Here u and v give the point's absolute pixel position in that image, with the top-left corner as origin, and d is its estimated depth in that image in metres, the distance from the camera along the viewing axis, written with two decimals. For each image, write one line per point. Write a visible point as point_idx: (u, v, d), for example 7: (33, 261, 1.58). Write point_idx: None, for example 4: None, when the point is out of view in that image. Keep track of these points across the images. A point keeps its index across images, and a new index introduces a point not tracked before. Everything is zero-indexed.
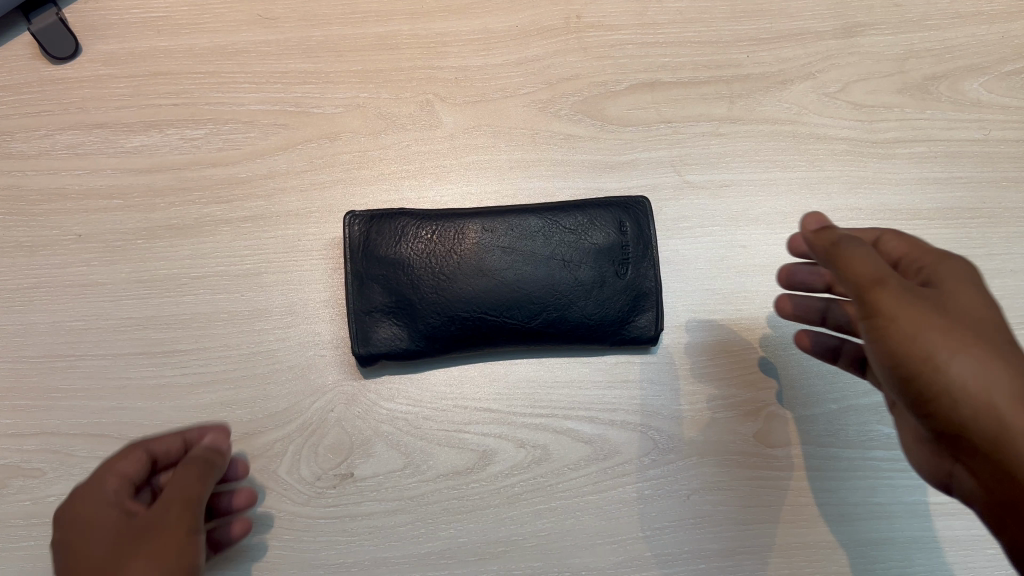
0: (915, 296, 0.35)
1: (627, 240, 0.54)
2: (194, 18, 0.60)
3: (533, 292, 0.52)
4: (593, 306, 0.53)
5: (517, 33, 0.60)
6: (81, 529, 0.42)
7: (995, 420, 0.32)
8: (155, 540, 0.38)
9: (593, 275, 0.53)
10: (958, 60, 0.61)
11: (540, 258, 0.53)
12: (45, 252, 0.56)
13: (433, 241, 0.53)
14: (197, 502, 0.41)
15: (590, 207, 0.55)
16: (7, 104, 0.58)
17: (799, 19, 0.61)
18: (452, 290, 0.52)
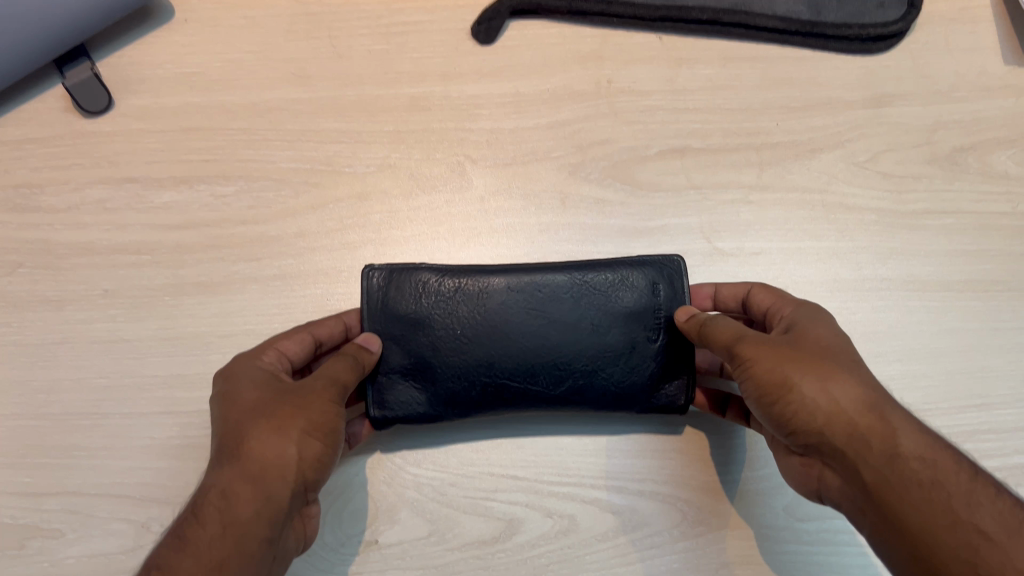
0: (771, 339, 0.44)
1: (658, 303, 0.53)
2: (227, 75, 0.60)
3: (562, 357, 0.51)
4: (621, 373, 0.52)
5: (548, 97, 0.61)
6: (234, 376, 0.46)
7: (844, 424, 0.40)
8: (302, 400, 0.43)
9: (620, 340, 0.52)
10: (987, 133, 0.61)
11: (570, 321, 0.52)
12: (70, 306, 0.56)
13: (455, 299, 0.52)
14: (351, 377, 0.46)
15: (621, 267, 0.53)
16: (38, 157, 0.58)
17: (828, 88, 0.62)
18: (473, 350, 0.51)
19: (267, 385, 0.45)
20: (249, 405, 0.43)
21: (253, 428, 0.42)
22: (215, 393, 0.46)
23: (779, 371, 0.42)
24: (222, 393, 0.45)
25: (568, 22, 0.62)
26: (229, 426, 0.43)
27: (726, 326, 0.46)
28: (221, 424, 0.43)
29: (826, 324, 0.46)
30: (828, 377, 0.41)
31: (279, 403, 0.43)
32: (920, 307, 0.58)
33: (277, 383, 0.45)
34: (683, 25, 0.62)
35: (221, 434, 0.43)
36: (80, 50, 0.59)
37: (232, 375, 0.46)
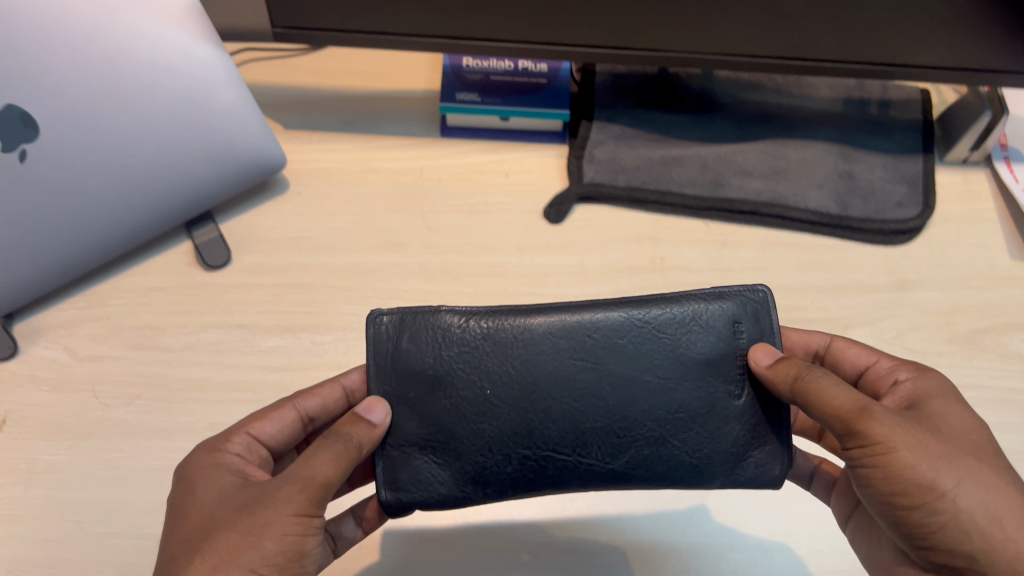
0: (901, 421, 0.45)
1: (737, 344, 0.51)
2: (330, 239, 0.70)
3: (631, 415, 0.49)
4: (703, 437, 0.49)
5: (608, 269, 0.68)
6: (200, 478, 0.47)
7: (996, 539, 0.42)
8: (254, 523, 0.42)
9: (699, 395, 0.50)
10: (1000, 318, 0.66)
11: (641, 371, 0.50)
12: (178, 436, 0.61)
13: (484, 351, 0.50)
14: (329, 478, 0.45)
15: (692, 302, 0.51)
16: (163, 304, 0.67)
17: (855, 273, 0.69)
18: (500, 415, 0.49)
19: (227, 497, 0.45)
20: (200, 526, 0.43)
21: (198, 560, 0.41)
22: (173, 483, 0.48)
23: (921, 474, 0.43)
24: (182, 495, 0.46)
25: (626, 206, 0.72)
26: (181, 553, 0.42)
27: (849, 395, 0.45)
28: (177, 544, 0.43)
29: (953, 401, 0.49)
30: (982, 486, 0.43)
31: (234, 522, 0.42)
32: None
33: (238, 494, 0.45)
34: (726, 212, 0.71)
35: (173, 553, 0.43)
36: (206, 213, 0.71)
37: (199, 483, 0.46)
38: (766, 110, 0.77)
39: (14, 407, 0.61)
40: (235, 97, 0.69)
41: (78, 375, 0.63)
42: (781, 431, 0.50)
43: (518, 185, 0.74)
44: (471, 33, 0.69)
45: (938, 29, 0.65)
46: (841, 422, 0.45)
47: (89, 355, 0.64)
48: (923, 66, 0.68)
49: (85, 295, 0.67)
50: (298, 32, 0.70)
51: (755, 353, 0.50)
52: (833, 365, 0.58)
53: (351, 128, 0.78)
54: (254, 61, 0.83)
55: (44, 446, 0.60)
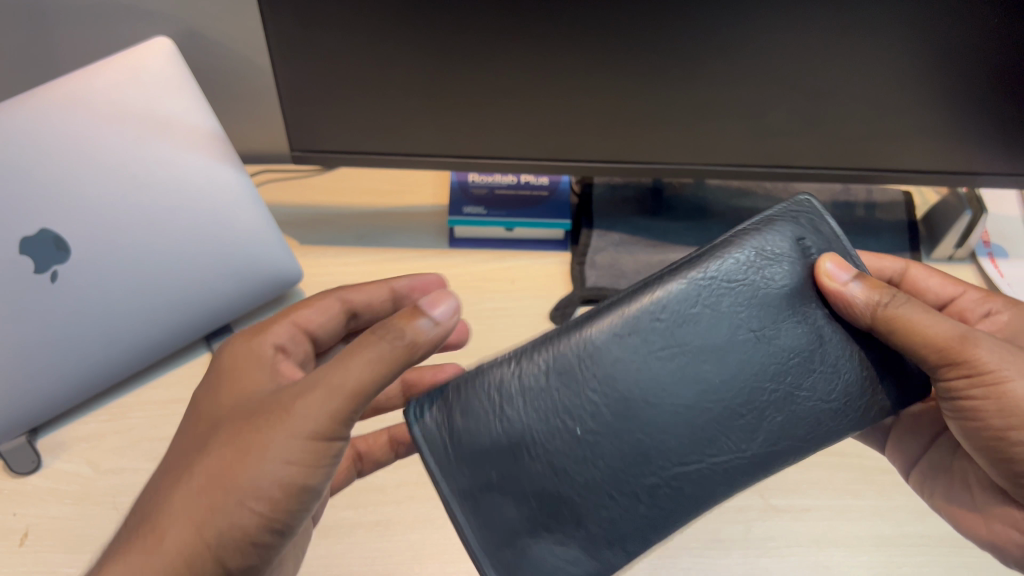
0: (994, 345, 0.49)
1: (809, 261, 0.49)
2: None
3: (745, 389, 0.47)
4: (826, 381, 0.48)
5: None
6: (231, 378, 0.48)
7: None
8: (267, 434, 0.42)
9: (800, 338, 0.48)
10: None
11: (734, 332, 0.47)
12: None
13: (552, 385, 0.46)
14: (357, 385, 0.42)
15: (756, 234, 0.49)
16: (182, 415, 0.68)
17: None
18: (609, 448, 0.46)
19: (240, 405, 0.45)
20: (202, 437, 0.44)
21: (192, 478, 0.42)
22: (212, 371, 0.50)
23: None
24: (220, 385, 0.48)
25: None
26: (196, 449, 0.44)
27: (945, 323, 0.48)
28: (197, 436, 0.45)
29: None
30: None
31: (235, 433, 0.43)
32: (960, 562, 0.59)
33: (252, 402, 0.45)
34: None
35: (190, 444, 0.45)
36: (224, 325, 0.74)
37: (236, 381, 0.48)
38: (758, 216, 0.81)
39: (37, 521, 0.61)
40: (255, 218, 0.73)
41: (100, 487, 0.63)
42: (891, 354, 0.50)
43: (523, 290, 0.77)
44: (476, 151, 0.74)
45: (917, 134, 0.70)
46: (938, 352, 0.47)
47: (110, 467, 0.65)
48: (906, 170, 0.72)
49: (108, 408, 0.69)
50: (313, 155, 0.74)
51: (823, 262, 0.48)
52: (913, 287, 0.65)
53: (364, 243, 0.82)
54: (271, 181, 0.88)
55: (67, 559, 0.59)
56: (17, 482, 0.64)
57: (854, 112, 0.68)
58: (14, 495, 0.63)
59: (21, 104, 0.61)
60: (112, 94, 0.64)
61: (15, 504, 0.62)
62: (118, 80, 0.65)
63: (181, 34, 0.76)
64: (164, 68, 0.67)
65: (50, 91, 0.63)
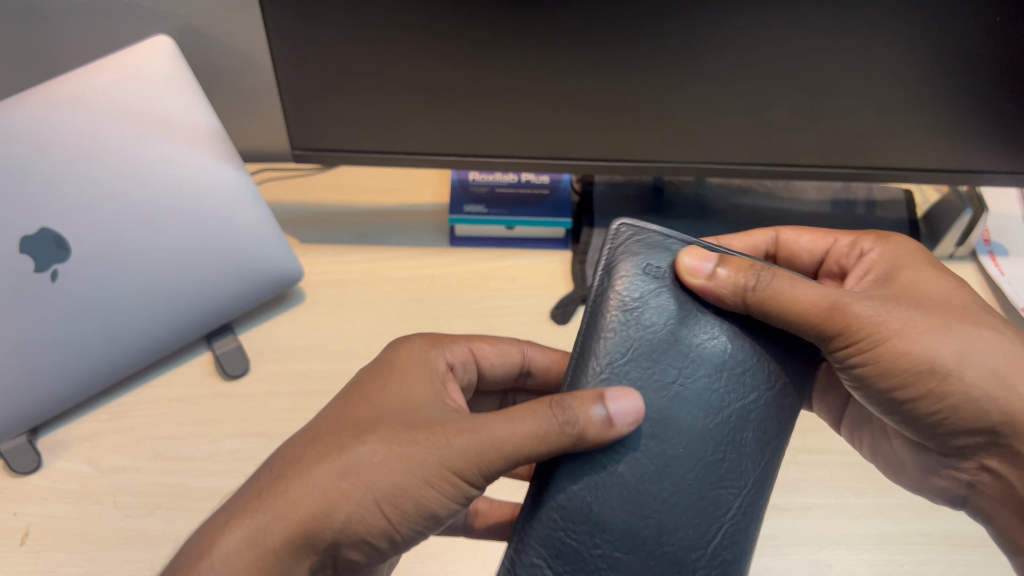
0: (863, 304, 0.50)
1: (670, 284, 0.48)
2: (344, 345, 0.73)
3: (715, 443, 0.45)
4: (760, 374, 0.47)
5: None
6: (398, 379, 0.47)
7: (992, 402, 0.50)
8: (418, 453, 0.41)
9: (715, 357, 0.46)
10: None
11: (671, 398, 0.45)
12: None
13: (562, 560, 0.43)
14: (511, 451, 0.41)
15: (612, 293, 0.47)
16: (183, 414, 0.68)
17: None
18: (641, 571, 0.43)
19: (401, 411, 0.44)
20: (358, 423, 0.43)
21: (333, 464, 0.41)
22: (379, 361, 0.50)
23: (919, 356, 0.50)
24: (387, 377, 0.47)
25: None
26: (342, 434, 0.43)
27: (818, 290, 0.49)
28: (349, 421, 0.44)
29: (922, 268, 0.55)
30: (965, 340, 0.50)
31: (393, 439, 0.41)
32: (960, 560, 0.59)
33: (414, 414, 0.44)
34: None
35: (335, 428, 0.44)
36: (224, 324, 0.74)
37: (402, 383, 0.47)
38: (759, 214, 0.81)
39: (37, 520, 0.61)
40: (256, 217, 0.72)
41: (100, 486, 0.63)
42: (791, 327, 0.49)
43: (524, 288, 0.77)
44: (476, 150, 0.74)
45: (917, 133, 0.70)
46: (817, 324, 0.48)
47: (111, 466, 0.65)
48: (905, 168, 0.72)
49: (108, 408, 0.69)
50: (312, 154, 0.74)
51: (683, 258, 0.48)
52: (790, 253, 0.65)
53: (364, 241, 0.82)
54: (269, 180, 0.88)
55: (68, 558, 0.59)
56: (18, 481, 0.64)
57: (854, 111, 0.68)
58: (15, 495, 0.63)
59: (21, 104, 0.62)
60: (112, 93, 0.64)
61: (16, 504, 0.62)
62: (118, 79, 0.65)
63: (180, 32, 0.76)
64: (164, 67, 0.67)
65: (51, 90, 0.63)
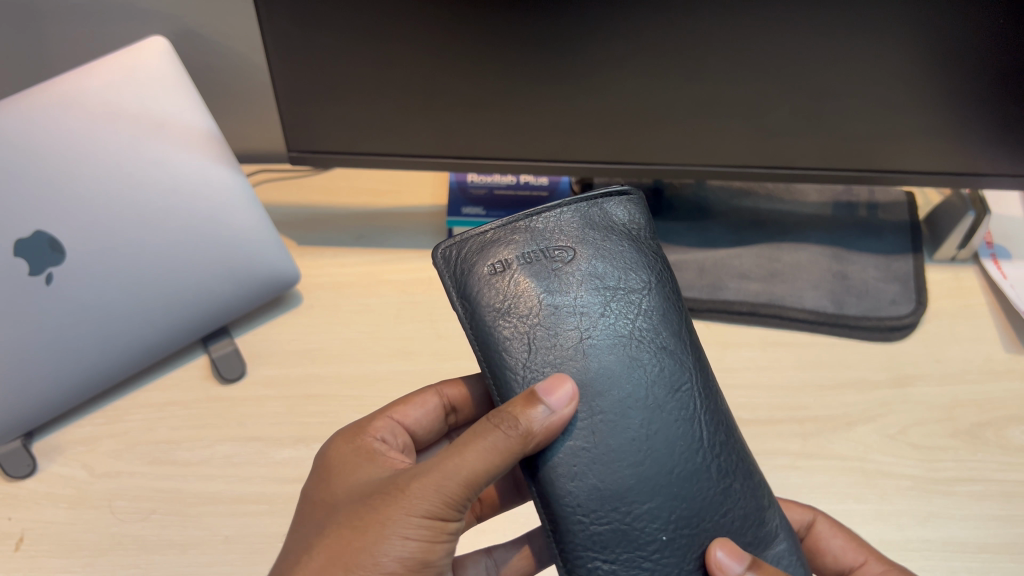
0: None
1: (517, 268, 0.48)
2: (341, 350, 0.72)
3: (646, 364, 0.46)
4: (632, 289, 0.49)
5: None
6: (340, 469, 0.48)
7: None
8: (385, 512, 0.42)
9: (592, 305, 0.48)
10: (999, 411, 0.65)
11: (591, 359, 0.46)
12: (193, 550, 0.59)
13: (606, 537, 0.43)
14: (475, 474, 0.43)
15: (481, 313, 0.47)
16: (179, 418, 0.68)
17: (855, 369, 0.69)
18: (672, 502, 0.43)
19: (359, 490, 0.45)
20: (326, 519, 0.44)
21: (316, 557, 0.42)
22: (317, 466, 0.50)
23: None
24: (327, 477, 0.48)
25: None
26: (315, 533, 0.44)
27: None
28: (318, 521, 0.45)
29: None
30: None
31: (359, 514, 0.43)
32: None
33: (371, 486, 0.45)
34: (726, 314, 0.73)
35: (308, 531, 0.45)
36: (222, 328, 0.74)
37: (348, 466, 0.48)
38: (758, 217, 0.80)
39: (32, 526, 0.61)
40: (252, 219, 0.72)
41: (95, 491, 0.63)
42: (633, 243, 0.50)
43: None
44: (474, 152, 0.73)
45: (919, 136, 0.69)
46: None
47: (106, 470, 0.64)
48: (907, 171, 0.72)
49: (102, 412, 0.68)
50: (309, 156, 0.73)
51: (714, 551, 0.42)
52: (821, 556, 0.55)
53: (361, 243, 0.82)
54: (266, 181, 0.88)
55: (61, 564, 0.59)
56: (11, 486, 0.63)
57: (855, 115, 0.68)
58: (10, 500, 0.62)
59: (16, 105, 0.61)
60: (107, 93, 0.64)
61: (11, 509, 0.62)
62: (114, 79, 0.64)
63: (175, 33, 0.75)
64: (160, 68, 0.66)
65: (47, 91, 0.62)
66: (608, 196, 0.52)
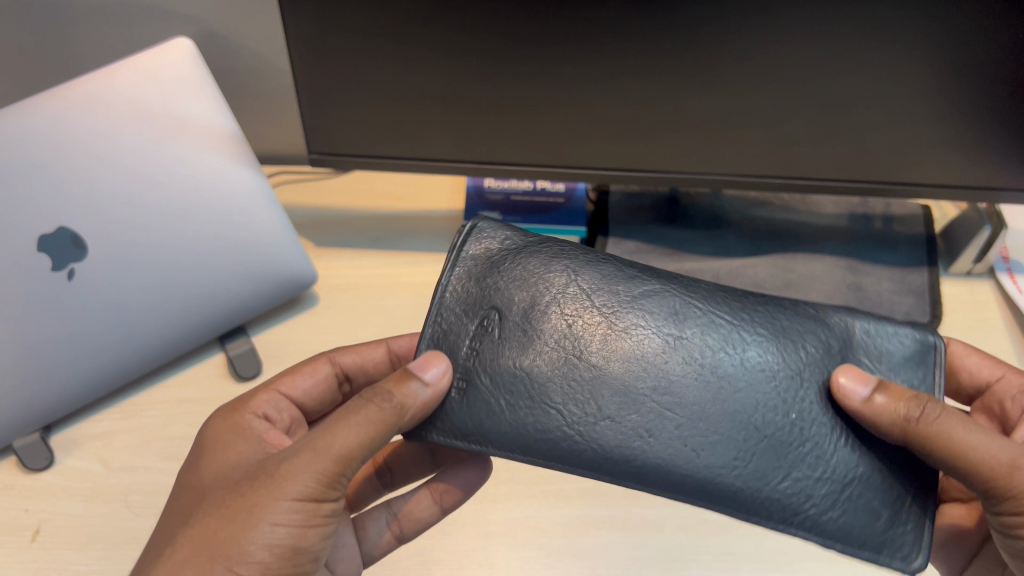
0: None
1: (475, 360, 0.46)
2: None
3: (631, 321, 0.47)
4: (565, 294, 0.47)
5: None
6: (215, 453, 0.48)
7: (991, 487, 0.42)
8: (255, 490, 0.42)
9: (558, 330, 0.46)
10: None
11: (610, 368, 0.45)
12: None
13: (767, 465, 0.44)
14: (352, 449, 0.43)
15: (500, 435, 0.44)
16: (194, 415, 0.68)
17: None
18: (771, 397, 0.45)
19: (228, 475, 0.45)
20: (193, 506, 0.44)
21: (181, 543, 0.41)
22: (195, 447, 0.51)
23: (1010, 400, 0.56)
24: (201, 462, 0.48)
25: None
26: (181, 522, 0.43)
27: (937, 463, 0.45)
28: (186, 510, 0.45)
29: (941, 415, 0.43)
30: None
31: (226, 495, 0.43)
32: None
33: (239, 472, 0.45)
34: None
35: (176, 521, 0.44)
36: (238, 327, 0.74)
37: (218, 452, 0.48)
38: (774, 227, 0.80)
39: (47, 518, 0.61)
40: (270, 220, 0.73)
41: (110, 485, 0.64)
42: (521, 252, 0.49)
43: None
44: (493, 157, 0.74)
45: (936, 149, 0.69)
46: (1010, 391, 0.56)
47: (122, 465, 0.65)
48: (924, 184, 0.72)
49: (119, 407, 0.69)
50: (330, 158, 0.74)
51: (838, 378, 0.45)
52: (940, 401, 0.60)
53: (378, 245, 0.82)
54: (286, 183, 0.89)
55: (76, 556, 0.59)
56: (29, 479, 0.64)
57: (872, 126, 0.68)
58: (27, 492, 0.63)
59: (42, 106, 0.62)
60: (132, 93, 0.65)
61: (27, 500, 0.63)
62: (141, 81, 0.65)
63: (200, 35, 0.76)
64: (186, 69, 0.67)
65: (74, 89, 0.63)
66: (460, 240, 0.50)
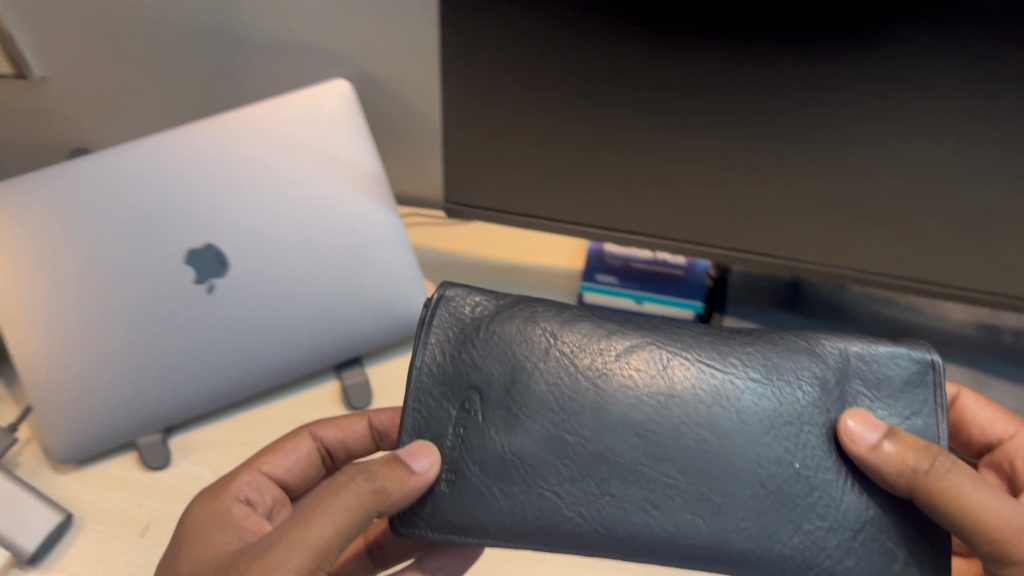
0: None
1: (463, 444, 0.44)
2: None
3: (606, 373, 0.45)
4: (530, 354, 0.45)
5: None
6: (195, 543, 0.48)
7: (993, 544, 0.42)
8: None
9: (537, 399, 0.44)
10: None
11: (601, 442, 0.44)
12: None
13: (773, 525, 0.42)
14: (326, 538, 0.42)
15: (497, 527, 0.42)
16: None
17: None
18: (766, 454, 0.44)
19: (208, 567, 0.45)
20: None
21: None
22: (175, 538, 0.50)
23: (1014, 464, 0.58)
24: (180, 555, 0.48)
25: None
26: None
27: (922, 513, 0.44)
28: None
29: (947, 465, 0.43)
30: None
31: None
32: None
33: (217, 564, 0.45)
34: None
35: None
36: (355, 357, 0.77)
37: (196, 540, 0.48)
38: (901, 324, 0.77)
39: (157, 515, 0.65)
40: (401, 260, 0.76)
41: None
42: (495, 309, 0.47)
43: None
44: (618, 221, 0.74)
45: None
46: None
47: None
48: None
49: (236, 419, 0.73)
50: (461, 207, 0.77)
51: (844, 424, 0.44)
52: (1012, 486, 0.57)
53: None
54: (417, 227, 0.92)
55: None
56: (147, 475, 0.68)
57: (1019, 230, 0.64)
58: (143, 487, 0.68)
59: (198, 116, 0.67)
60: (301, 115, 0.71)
61: (142, 495, 0.67)
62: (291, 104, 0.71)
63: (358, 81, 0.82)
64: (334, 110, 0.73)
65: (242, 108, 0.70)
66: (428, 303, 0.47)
